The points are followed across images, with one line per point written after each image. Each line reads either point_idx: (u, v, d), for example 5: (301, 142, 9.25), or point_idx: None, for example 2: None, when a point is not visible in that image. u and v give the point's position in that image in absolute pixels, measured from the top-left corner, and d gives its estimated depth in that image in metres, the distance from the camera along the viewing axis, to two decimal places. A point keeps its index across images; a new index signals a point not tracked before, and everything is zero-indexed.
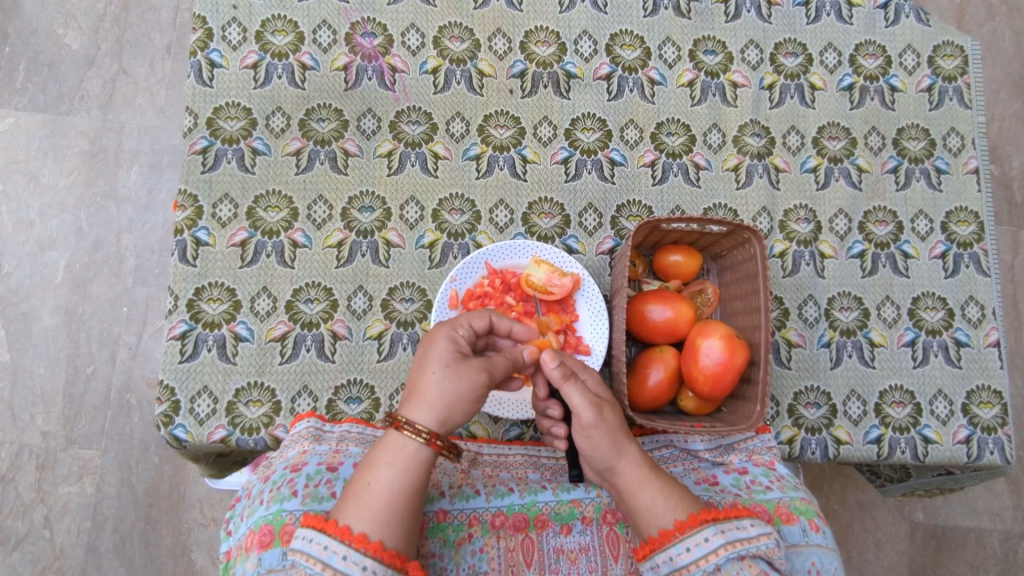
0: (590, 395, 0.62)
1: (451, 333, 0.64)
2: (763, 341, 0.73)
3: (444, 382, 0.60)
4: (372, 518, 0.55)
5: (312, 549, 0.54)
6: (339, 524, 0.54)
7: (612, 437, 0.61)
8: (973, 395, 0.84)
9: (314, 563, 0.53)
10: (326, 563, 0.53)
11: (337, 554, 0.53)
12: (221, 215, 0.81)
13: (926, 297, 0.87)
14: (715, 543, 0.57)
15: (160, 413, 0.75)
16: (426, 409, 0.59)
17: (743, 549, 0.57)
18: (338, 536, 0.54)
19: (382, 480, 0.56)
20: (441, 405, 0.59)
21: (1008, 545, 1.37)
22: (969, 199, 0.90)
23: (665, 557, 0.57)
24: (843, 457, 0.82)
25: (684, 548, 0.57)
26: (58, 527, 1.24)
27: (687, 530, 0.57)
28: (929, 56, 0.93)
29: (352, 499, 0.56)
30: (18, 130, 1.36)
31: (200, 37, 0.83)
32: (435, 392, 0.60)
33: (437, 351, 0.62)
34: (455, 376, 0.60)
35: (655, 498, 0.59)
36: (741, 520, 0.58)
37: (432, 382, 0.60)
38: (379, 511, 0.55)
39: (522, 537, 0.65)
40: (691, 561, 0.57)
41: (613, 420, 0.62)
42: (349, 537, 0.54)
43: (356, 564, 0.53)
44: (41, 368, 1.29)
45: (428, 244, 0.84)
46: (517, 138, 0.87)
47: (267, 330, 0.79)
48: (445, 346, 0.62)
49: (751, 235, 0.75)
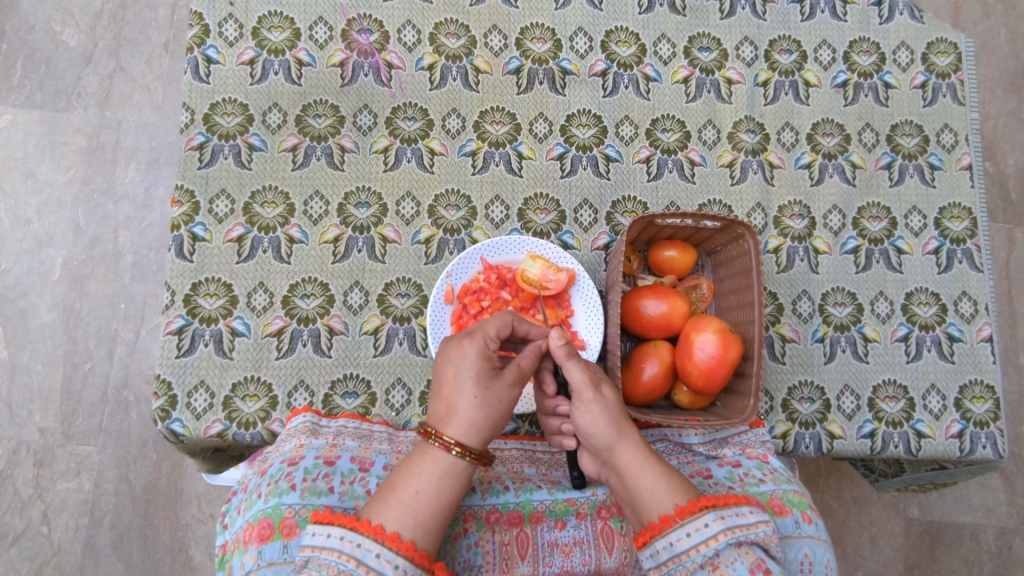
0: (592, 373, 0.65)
1: (482, 346, 0.64)
2: (757, 335, 0.74)
3: (486, 405, 0.61)
4: (416, 523, 0.55)
5: (344, 546, 0.53)
6: (373, 523, 0.54)
7: (611, 414, 0.63)
8: (965, 389, 0.85)
9: (347, 560, 0.52)
10: (360, 560, 0.52)
11: (371, 552, 0.53)
12: (218, 211, 0.81)
13: (919, 292, 0.88)
14: (715, 528, 0.56)
15: (157, 407, 0.75)
16: (471, 430, 0.60)
17: (742, 534, 0.56)
18: (372, 535, 0.53)
19: (422, 488, 0.57)
20: (486, 425, 0.61)
21: (1002, 540, 1.38)
22: (963, 195, 0.90)
23: (665, 543, 0.57)
24: (837, 451, 0.82)
25: (685, 533, 0.56)
26: (56, 523, 1.25)
27: (688, 516, 0.57)
28: (923, 53, 0.93)
29: (393, 503, 0.55)
30: (16, 127, 1.36)
31: (197, 34, 0.83)
32: (479, 415, 0.60)
33: (471, 366, 0.62)
34: (494, 397, 0.62)
35: (656, 482, 0.60)
36: (740, 507, 0.58)
37: (474, 405, 0.61)
38: (423, 518, 0.55)
39: (517, 532, 0.65)
40: (691, 546, 0.56)
41: (612, 398, 0.64)
42: (384, 536, 0.53)
43: (389, 563, 0.53)
44: (39, 364, 1.29)
45: (424, 240, 0.85)
46: (513, 134, 0.88)
47: (264, 325, 0.80)
48: (478, 363, 0.62)
49: (744, 230, 0.75)
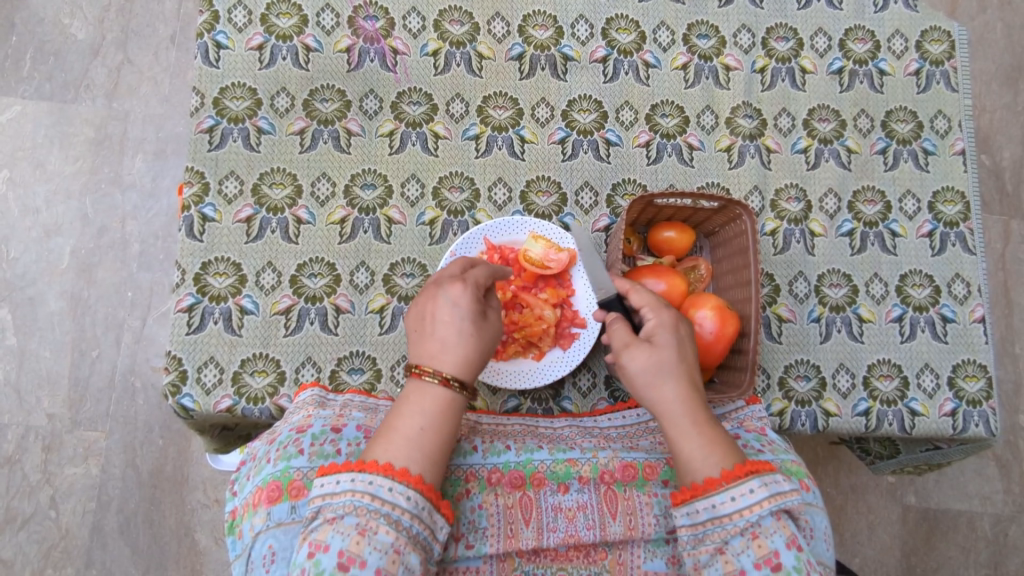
0: (627, 338, 0.68)
1: (470, 289, 0.66)
2: (754, 313, 0.76)
3: (478, 342, 0.64)
4: (421, 456, 0.57)
5: (357, 485, 0.54)
6: (379, 462, 0.55)
7: (649, 374, 0.65)
8: (958, 368, 0.87)
9: (361, 497, 0.54)
10: (374, 496, 0.54)
11: (383, 487, 0.54)
12: (227, 192, 0.83)
13: (913, 274, 0.90)
14: (759, 495, 0.58)
15: (167, 382, 0.77)
16: (465, 364, 0.62)
17: (783, 503, 0.58)
18: (382, 472, 0.55)
19: (411, 423, 0.58)
20: (477, 363, 0.63)
21: (998, 527, 1.40)
22: (956, 179, 0.92)
23: (707, 505, 0.58)
24: (833, 428, 0.84)
25: (729, 497, 0.58)
26: (64, 507, 1.27)
27: (733, 480, 0.59)
28: (917, 40, 0.95)
29: (388, 441, 0.57)
30: (24, 117, 1.38)
31: (207, 20, 0.85)
32: (473, 352, 0.63)
33: (465, 306, 0.65)
34: (486, 336, 0.65)
35: (695, 450, 0.61)
36: (781, 474, 0.60)
37: (467, 342, 0.63)
38: (428, 451, 0.57)
39: (520, 495, 0.65)
40: (734, 510, 0.58)
41: (648, 358, 0.66)
42: (393, 472, 0.55)
43: (402, 495, 0.54)
44: (47, 351, 1.31)
45: (429, 221, 0.86)
46: (515, 118, 0.89)
47: (272, 303, 0.81)
48: (470, 303, 0.65)
49: (742, 210, 0.77)
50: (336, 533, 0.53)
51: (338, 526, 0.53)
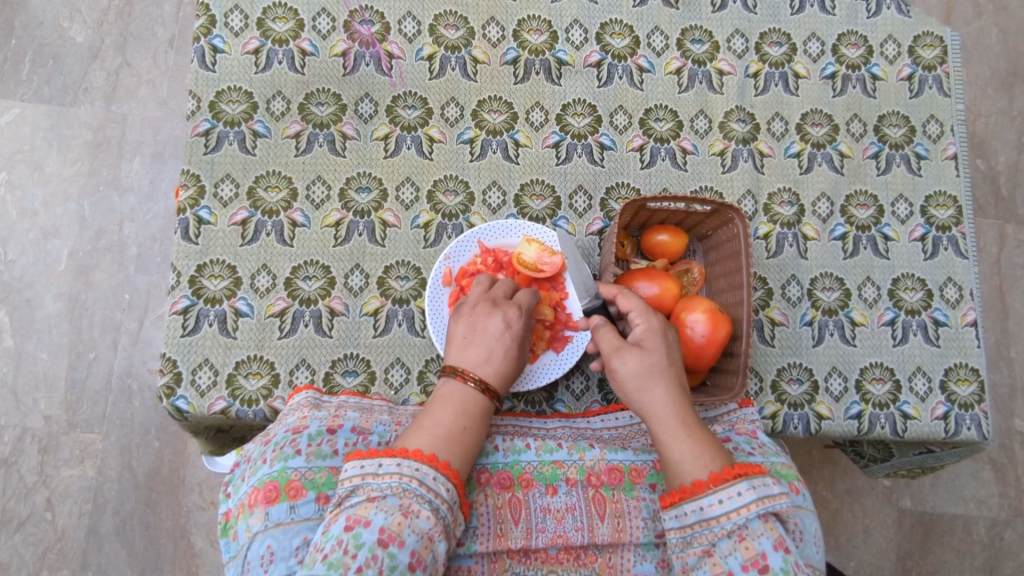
0: (617, 343, 0.69)
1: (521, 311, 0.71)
2: (745, 316, 0.76)
3: (511, 360, 0.68)
4: (460, 455, 0.60)
5: (401, 469, 0.56)
6: (424, 452, 0.57)
7: (637, 377, 0.66)
8: (950, 372, 0.87)
9: (410, 481, 0.55)
10: (421, 482, 0.55)
11: (428, 475, 0.56)
12: (223, 195, 0.83)
13: (906, 278, 0.90)
14: (746, 497, 0.58)
15: (162, 384, 0.77)
16: (501, 379, 0.66)
17: (770, 506, 0.58)
18: (428, 462, 0.57)
19: (444, 422, 0.61)
20: (511, 379, 0.67)
21: (993, 531, 1.40)
22: (948, 184, 0.93)
23: (695, 507, 0.59)
24: (825, 432, 0.84)
25: (717, 499, 0.59)
26: (60, 509, 1.27)
27: (721, 483, 0.59)
28: (909, 46, 0.96)
29: (425, 434, 0.59)
30: (23, 120, 1.39)
31: (203, 24, 0.86)
32: (510, 370, 0.67)
33: (517, 326, 0.69)
34: (523, 358, 0.69)
35: (684, 452, 0.62)
36: (768, 478, 0.60)
37: (509, 359, 0.67)
38: (464, 451, 0.60)
39: (509, 496, 0.66)
40: (722, 513, 0.58)
41: (635, 360, 0.67)
42: (438, 463, 0.57)
43: (443, 487, 0.56)
44: (44, 353, 1.31)
45: (423, 224, 0.87)
46: (510, 122, 0.90)
47: (267, 306, 0.82)
48: (521, 324, 0.70)
49: (734, 214, 0.78)
50: (379, 510, 0.54)
51: (381, 505, 0.54)
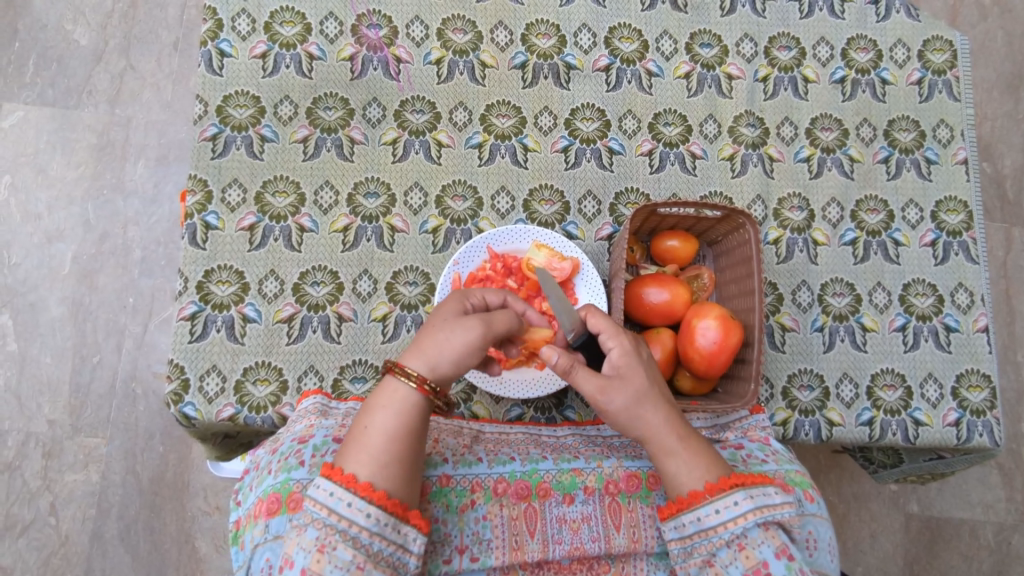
0: (596, 377, 0.62)
1: (462, 300, 0.66)
2: (757, 322, 0.76)
3: (438, 333, 0.61)
4: (373, 461, 0.56)
5: (320, 495, 0.54)
6: (344, 471, 0.55)
7: (627, 409, 0.62)
8: (962, 378, 0.87)
9: (319, 510, 0.54)
10: (332, 510, 0.54)
11: (342, 501, 0.54)
12: (231, 200, 0.83)
13: (916, 284, 0.90)
14: (744, 507, 0.58)
15: (170, 391, 0.77)
16: (422, 357, 0.60)
17: (769, 515, 0.58)
18: (344, 484, 0.54)
19: (380, 423, 0.58)
20: (435, 353, 0.60)
21: (1001, 536, 1.39)
22: (958, 188, 0.92)
23: (692, 517, 0.59)
24: (836, 438, 0.84)
25: (713, 509, 0.59)
26: (64, 514, 1.26)
27: (717, 493, 0.59)
28: (919, 50, 0.96)
29: (355, 446, 0.57)
30: (27, 123, 1.38)
31: (211, 28, 0.85)
32: (431, 342, 0.60)
33: (443, 308, 0.64)
34: (452, 329, 0.61)
35: (680, 467, 0.61)
36: (767, 487, 0.60)
37: (430, 335, 0.61)
38: (379, 454, 0.56)
39: (525, 506, 0.65)
40: (719, 522, 0.58)
41: (622, 393, 0.62)
42: (355, 485, 0.54)
43: (361, 511, 0.54)
44: (48, 357, 1.31)
45: (432, 229, 0.86)
46: (518, 126, 0.90)
47: (275, 311, 0.81)
48: (451, 307, 0.64)
49: (745, 219, 0.77)
50: (301, 549, 0.54)
51: (303, 540, 0.54)
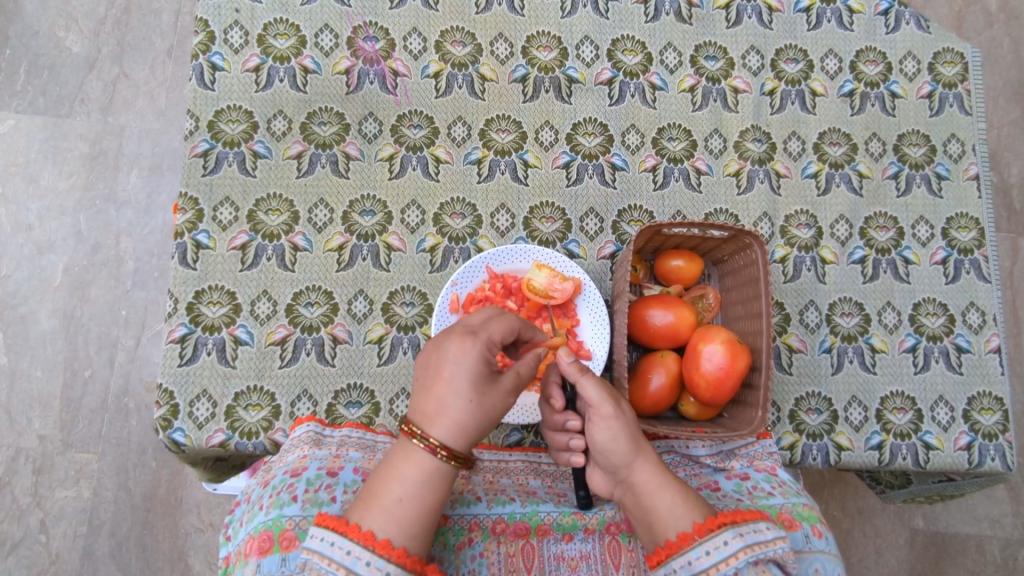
0: (606, 389, 0.62)
1: (480, 347, 0.59)
2: (765, 346, 0.73)
3: (476, 407, 0.58)
4: (398, 528, 0.53)
5: (333, 552, 0.52)
6: (362, 529, 0.53)
7: (630, 430, 0.60)
8: (974, 401, 0.84)
9: (334, 567, 0.51)
10: (348, 568, 0.51)
11: (360, 560, 0.52)
12: (222, 218, 0.80)
13: (927, 303, 0.87)
14: (734, 546, 0.55)
15: (159, 416, 0.74)
16: (463, 435, 0.57)
17: (760, 553, 0.55)
18: (362, 542, 0.52)
19: (405, 490, 0.55)
20: (474, 428, 0.58)
21: (1008, 551, 1.37)
22: (969, 205, 0.90)
23: (683, 562, 0.56)
24: (845, 463, 0.81)
25: (704, 551, 0.55)
26: (54, 531, 1.24)
27: (706, 533, 0.56)
28: (929, 62, 0.93)
29: (375, 506, 0.54)
30: (18, 132, 1.36)
31: (202, 40, 0.83)
32: (468, 417, 0.57)
33: (470, 368, 0.58)
34: (488, 399, 0.58)
35: (674, 501, 0.58)
36: (757, 523, 0.57)
37: (465, 405, 0.57)
38: (402, 520, 0.54)
39: (522, 543, 0.63)
40: (711, 565, 0.55)
41: (628, 412, 0.62)
42: (375, 543, 0.52)
43: (379, 570, 0.52)
44: (39, 371, 1.28)
45: (429, 248, 0.84)
46: (518, 142, 0.87)
47: (267, 334, 0.79)
48: (476, 365, 0.58)
49: (752, 239, 0.75)
50: None
51: None
